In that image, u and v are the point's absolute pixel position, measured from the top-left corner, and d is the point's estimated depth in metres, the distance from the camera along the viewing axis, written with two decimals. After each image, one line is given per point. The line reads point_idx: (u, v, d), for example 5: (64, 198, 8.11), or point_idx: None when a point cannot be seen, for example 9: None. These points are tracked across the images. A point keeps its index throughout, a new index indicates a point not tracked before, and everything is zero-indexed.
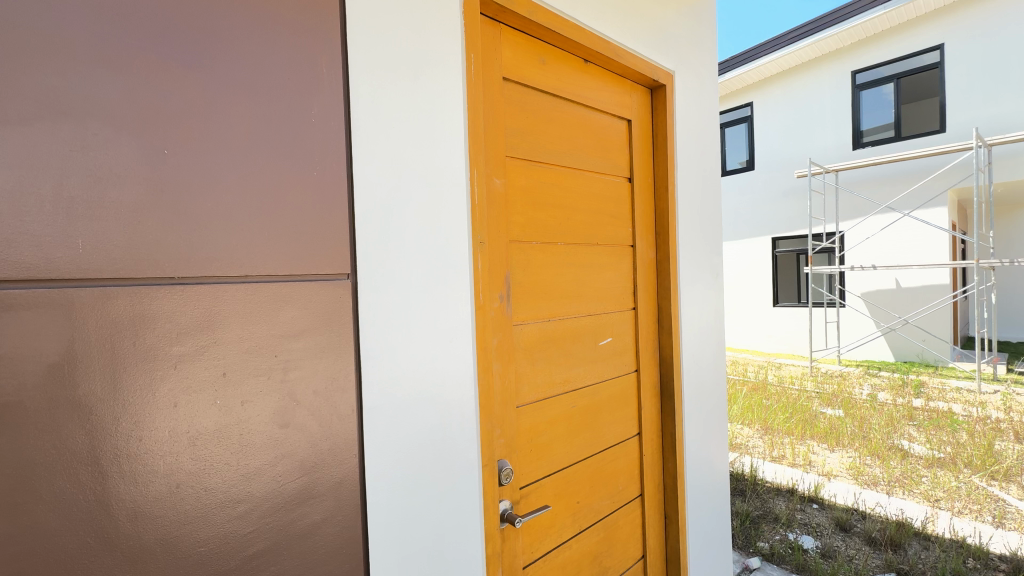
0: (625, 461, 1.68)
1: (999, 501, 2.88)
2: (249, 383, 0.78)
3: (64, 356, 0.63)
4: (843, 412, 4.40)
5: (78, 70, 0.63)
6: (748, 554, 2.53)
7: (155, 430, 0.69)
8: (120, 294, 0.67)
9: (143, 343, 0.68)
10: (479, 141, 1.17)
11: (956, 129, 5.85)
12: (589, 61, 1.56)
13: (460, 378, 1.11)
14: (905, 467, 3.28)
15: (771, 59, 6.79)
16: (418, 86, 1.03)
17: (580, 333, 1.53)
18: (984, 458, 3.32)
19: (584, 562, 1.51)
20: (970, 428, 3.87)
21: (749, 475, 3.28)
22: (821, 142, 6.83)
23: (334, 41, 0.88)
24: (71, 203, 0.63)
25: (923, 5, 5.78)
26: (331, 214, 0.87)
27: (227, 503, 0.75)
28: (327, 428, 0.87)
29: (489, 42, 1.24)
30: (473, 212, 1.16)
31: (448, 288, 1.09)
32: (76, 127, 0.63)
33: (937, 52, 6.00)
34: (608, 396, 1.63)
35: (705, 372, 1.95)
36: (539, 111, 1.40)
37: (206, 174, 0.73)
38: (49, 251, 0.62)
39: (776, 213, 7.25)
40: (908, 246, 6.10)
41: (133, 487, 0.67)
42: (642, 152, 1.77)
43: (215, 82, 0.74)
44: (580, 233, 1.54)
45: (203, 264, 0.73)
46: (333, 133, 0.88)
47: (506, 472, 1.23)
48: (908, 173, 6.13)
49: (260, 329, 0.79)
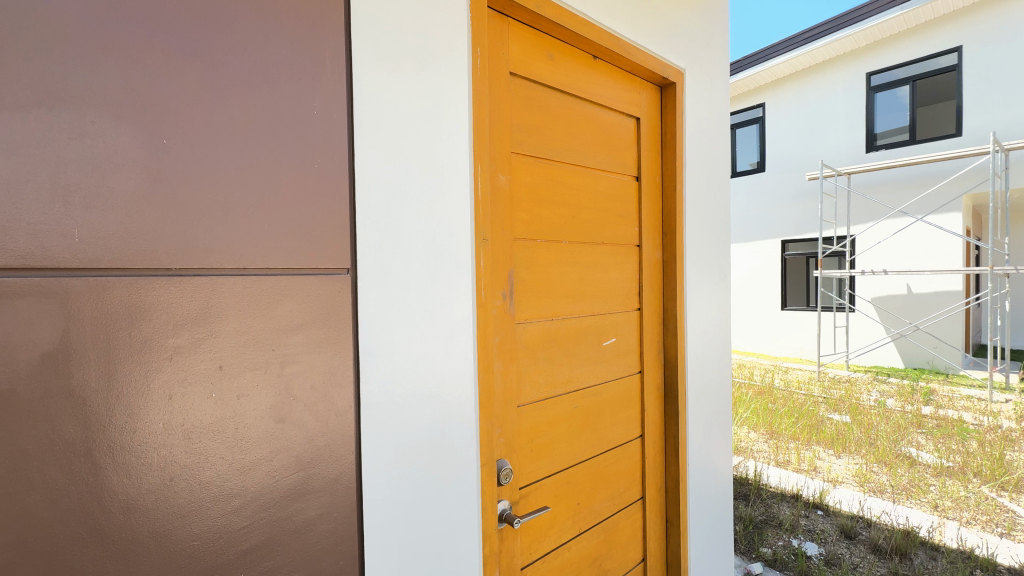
0: (627, 463, 1.67)
1: (1007, 512, 2.82)
2: (246, 376, 0.77)
3: (59, 344, 0.62)
4: (851, 418, 4.34)
5: (76, 57, 0.63)
6: (750, 559, 2.51)
7: (150, 422, 0.69)
8: (117, 285, 0.66)
9: (139, 334, 0.68)
10: (484, 137, 1.16)
11: (973, 133, 5.74)
12: (599, 57, 1.54)
13: (460, 376, 1.10)
14: (912, 476, 3.23)
15: (784, 59, 6.71)
16: (423, 79, 1.02)
17: (582, 333, 1.51)
18: (994, 468, 3.26)
19: (583, 564, 1.50)
20: (980, 437, 3.80)
21: (752, 479, 3.26)
22: (833, 144, 6.74)
23: (339, 33, 0.87)
24: (67, 192, 0.62)
25: (941, 6, 5.67)
26: (330, 206, 0.86)
27: (220, 497, 0.74)
28: (325, 425, 0.86)
29: (496, 36, 1.22)
30: (475, 208, 1.14)
31: (448, 285, 1.07)
32: (71, 114, 0.62)
33: (955, 54, 5.87)
34: (611, 397, 1.61)
35: (710, 376, 1.93)
36: (546, 108, 1.39)
37: (203, 165, 0.72)
38: (46, 240, 0.61)
39: (786, 216, 7.19)
40: (921, 251, 6.00)
41: (127, 480, 0.67)
42: (649, 150, 1.75)
43: (214, 71, 0.73)
44: (585, 232, 1.52)
45: (201, 257, 0.73)
46: (334, 125, 0.86)
47: (505, 471, 1.21)
48: (922, 177, 6.03)
49: (258, 322, 0.79)
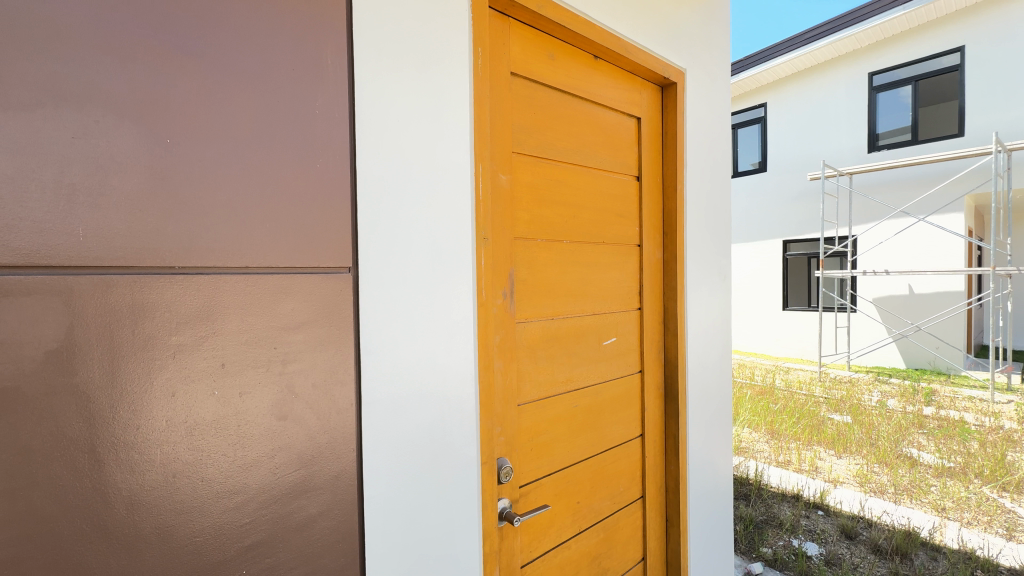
0: (627, 462, 1.67)
1: (1009, 513, 2.82)
2: (248, 375, 0.78)
3: (64, 342, 0.63)
4: (852, 418, 4.33)
5: (80, 56, 0.63)
6: (751, 559, 2.52)
7: (153, 419, 0.69)
8: (120, 283, 0.67)
9: (142, 332, 0.68)
10: (484, 137, 1.17)
11: (975, 133, 5.73)
12: (600, 57, 1.54)
13: (460, 375, 1.10)
14: (913, 476, 3.23)
15: (786, 59, 6.70)
16: (424, 79, 1.02)
17: (583, 333, 1.52)
18: (995, 468, 3.26)
19: (583, 562, 1.50)
20: (981, 437, 3.80)
21: (753, 479, 3.26)
22: (835, 144, 6.73)
23: (340, 33, 0.87)
24: (72, 190, 0.63)
25: (944, 6, 5.65)
26: (332, 205, 0.86)
27: (222, 494, 0.75)
28: (326, 422, 0.86)
29: (497, 36, 1.23)
30: (476, 207, 1.15)
31: (449, 285, 1.08)
32: (76, 114, 0.63)
33: (957, 54, 5.86)
34: (611, 396, 1.61)
35: (711, 376, 1.93)
36: (547, 108, 1.39)
37: (206, 164, 0.73)
38: (50, 238, 0.62)
39: (787, 216, 7.18)
40: (923, 251, 6.00)
41: (130, 476, 0.67)
42: (650, 150, 1.75)
43: (216, 70, 0.74)
44: (586, 232, 1.52)
45: (203, 255, 0.73)
46: (336, 125, 0.87)
47: (505, 470, 1.22)
48: (924, 178, 6.01)
49: (260, 320, 0.79)
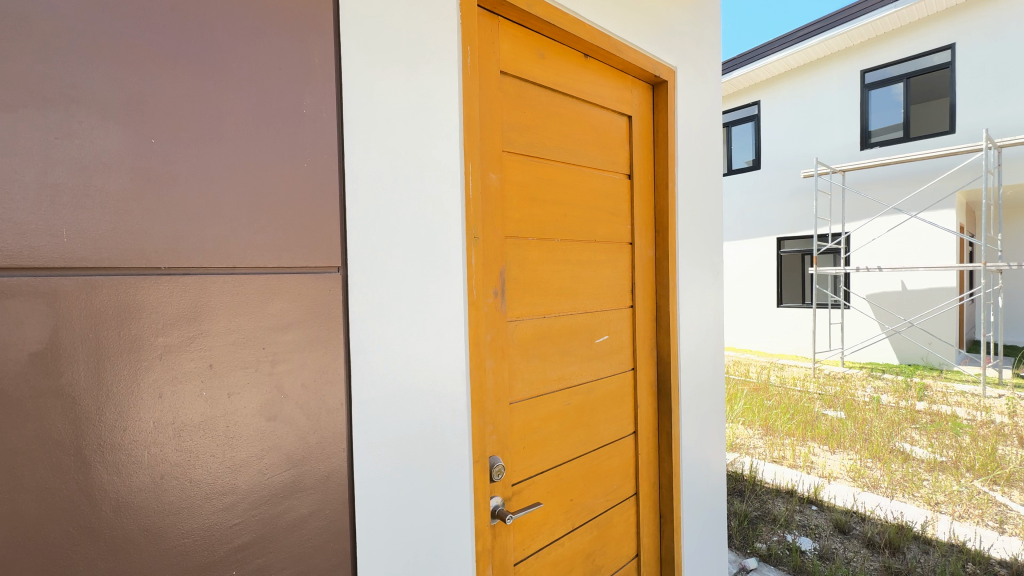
0: (620, 460, 1.68)
1: (1000, 506, 2.85)
2: (236, 375, 0.78)
3: (48, 344, 0.63)
4: (845, 414, 4.37)
5: (65, 57, 0.63)
6: (745, 554, 2.53)
7: (140, 420, 0.69)
8: (106, 285, 0.66)
9: (128, 333, 0.68)
10: (474, 136, 1.16)
11: (966, 130, 5.77)
12: (590, 56, 1.54)
13: (452, 374, 1.10)
14: (906, 471, 3.26)
15: (779, 57, 6.73)
16: (414, 79, 1.03)
17: (575, 330, 1.53)
18: (986, 462, 3.29)
19: (577, 560, 1.51)
20: (973, 431, 3.84)
21: (747, 476, 3.28)
22: (828, 141, 6.77)
23: (329, 33, 0.87)
24: (56, 191, 0.63)
25: (935, 5, 5.70)
26: (320, 206, 0.86)
27: (211, 495, 0.75)
28: (315, 422, 0.86)
29: (487, 35, 1.23)
30: (467, 206, 1.15)
31: (440, 283, 1.08)
32: (60, 115, 0.63)
33: (947, 52, 5.91)
34: (603, 394, 1.62)
35: (703, 372, 1.94)
36: (537, 106, 1.39)
37: (193, 165, 0.73)
38: (33, 239, 0.62)
39: (781, 213, 7.23)
40: (915, 247, 6.05)
41: (117, 478, 0.67)
42: (641, 149, 1.75)
43: (204, 70, 0.73)
44: (578, 230, 1.53)
45: (190, 256, 0.73)
46: (324, 125, 0.87)
47: (497, 467, 1.23)
48: (916, 175, 6.06)
49: (247, 321, 0.79)
